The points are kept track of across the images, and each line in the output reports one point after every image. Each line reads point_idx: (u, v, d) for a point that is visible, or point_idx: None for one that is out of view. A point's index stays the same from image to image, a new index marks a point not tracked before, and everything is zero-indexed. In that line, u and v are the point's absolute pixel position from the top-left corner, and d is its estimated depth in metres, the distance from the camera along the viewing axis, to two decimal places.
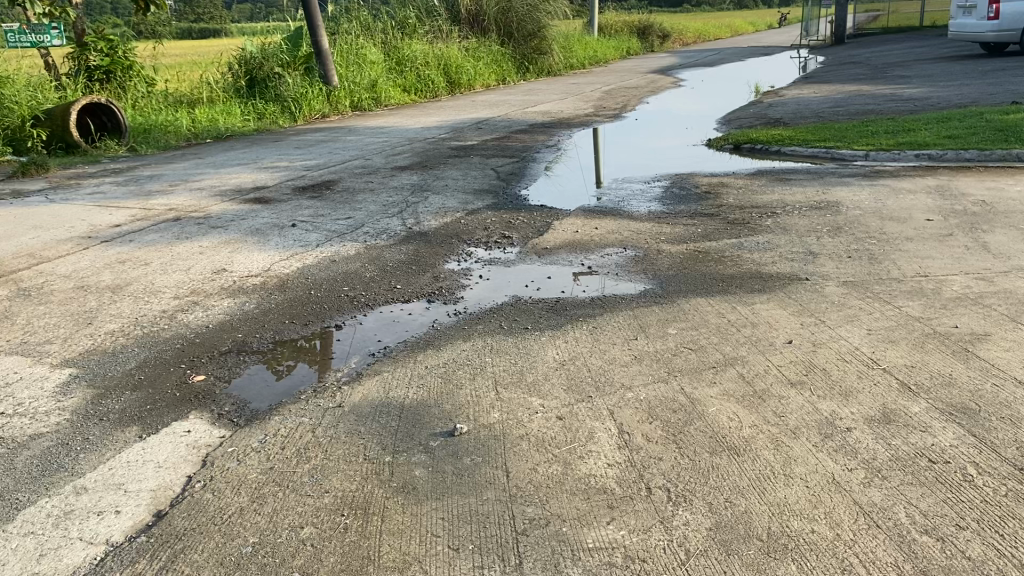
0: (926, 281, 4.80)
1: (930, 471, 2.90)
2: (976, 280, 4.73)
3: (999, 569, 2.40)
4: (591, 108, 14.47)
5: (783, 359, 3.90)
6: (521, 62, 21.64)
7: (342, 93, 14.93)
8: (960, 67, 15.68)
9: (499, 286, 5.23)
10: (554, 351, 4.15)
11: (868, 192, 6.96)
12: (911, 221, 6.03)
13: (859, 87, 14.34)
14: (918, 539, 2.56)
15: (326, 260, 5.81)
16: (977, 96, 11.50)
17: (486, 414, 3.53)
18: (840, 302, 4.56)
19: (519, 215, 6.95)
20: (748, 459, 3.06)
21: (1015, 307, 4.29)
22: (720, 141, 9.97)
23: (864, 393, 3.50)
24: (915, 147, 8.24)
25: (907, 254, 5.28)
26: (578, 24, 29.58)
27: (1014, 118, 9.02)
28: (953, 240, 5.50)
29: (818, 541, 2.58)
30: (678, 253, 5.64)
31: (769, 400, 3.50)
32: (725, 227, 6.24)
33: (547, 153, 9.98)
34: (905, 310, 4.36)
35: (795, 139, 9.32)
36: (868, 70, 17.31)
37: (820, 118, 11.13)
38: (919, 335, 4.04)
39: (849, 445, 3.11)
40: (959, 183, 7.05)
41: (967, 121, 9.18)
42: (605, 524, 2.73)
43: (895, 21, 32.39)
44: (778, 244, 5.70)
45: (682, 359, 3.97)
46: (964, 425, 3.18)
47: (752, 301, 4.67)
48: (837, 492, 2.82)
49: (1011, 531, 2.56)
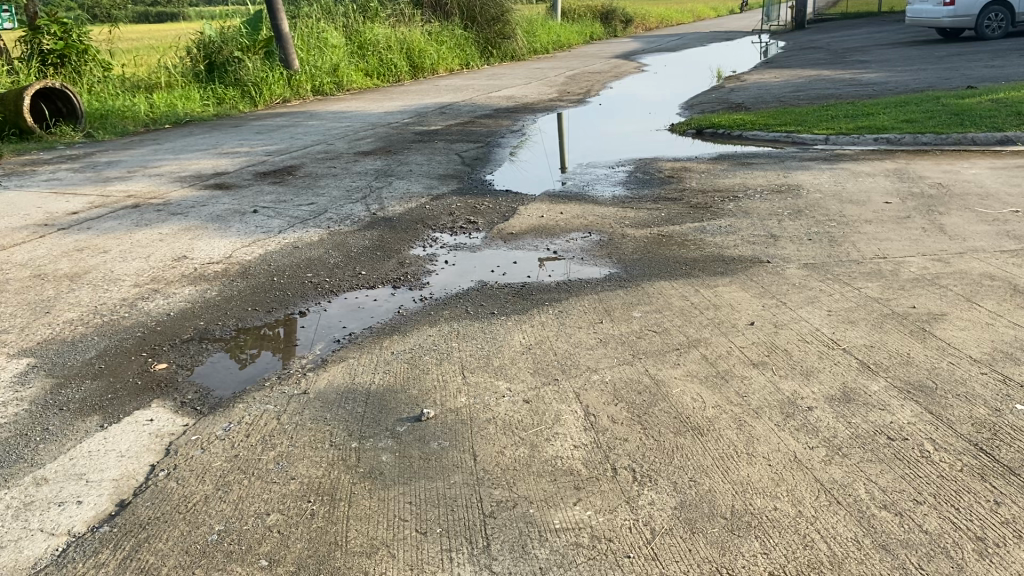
0: (884, 262, 4.88)
1: (889, 449, 2.97)
2: (932, 261, 4.81)
3: (955, 542, 2.46)
4: (556, 93, 14.47)
5: (745, 341, 3.94)
6: (484, 46, 21.53)
7: (303, 78, 14.78)
8: (915, 53, 15.92)
9: (465, 271, 5.23)
10: (521, 335, 4.16)
11: (828, 176, 7.06)
12: (869, 204, 6.13)
13: (819, 71, 14.50)
14: (877, 514, 2.61)
15: (289, 246, 5.76)
16: (934, 81, 11.69)
17: (453, 399, 3.53)
18: (801, 284, 4.62)
19: (484, 200, 6.93)
20: (712, 439, 3.10)
21: (970, 287, 4.39)
22: (683, 125, 10.01)
23: (824, 372, 3.56)
24: (874, 131, 8.35)
25: (867, 237, 5.36)
26: (540, 8, 29.47)
27: (970, 102, 9.19)
28: (911, 222, 5.60)
29: (781, 518, 2.62)
30: (642, 237, 5.68)
31: (732, 380, 3.55)
32: (688, 211, 6.29)
33: (512, 138, 9.96)
34: (865, 292, 4.43)
35: (756, 123, 9.41)
36: (826, 56, 17.51)
37: (782, 102, 11.25)
38: (878, 315, 4.12)
39: (810, 423, 3.16)
40: (916, 167, 7.17)
41: (924, 105, 9.33)
42: (571, 505, 2.75)
43: (853, 7, 32.82)
44: (740, 228, 5.76)
45: (646, 342, 4.00)
46: (921, 403, 3.25)
47: (715, 284, 4.72)
48: (799, 470, 2.87)
49: (966, 506, 2.62)
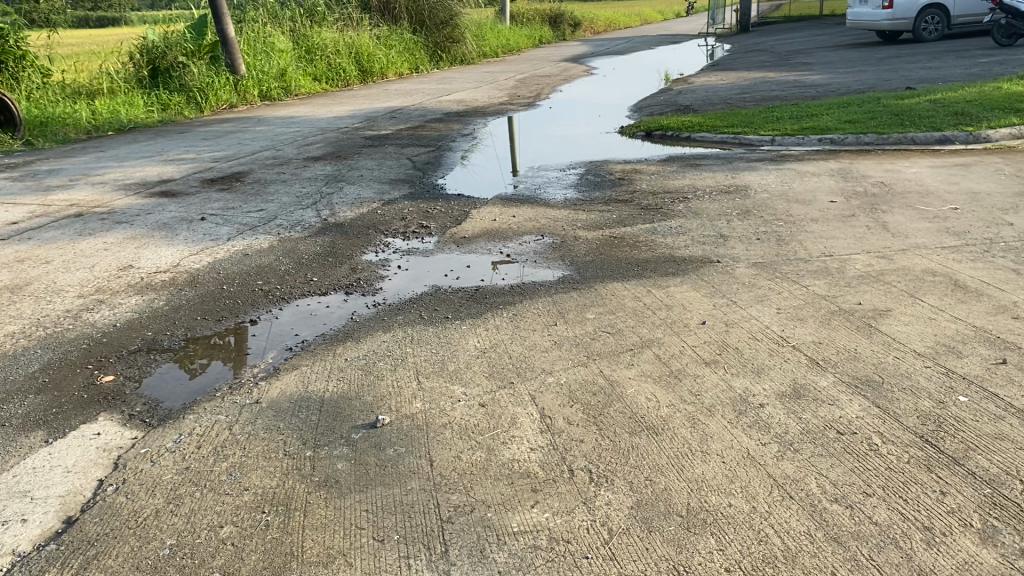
0: (830, 260, 4.99)
1: (839, 443, 3.03)
2: (877, 258, 4.93)
3: (905, 533, 2.52)
4: (506, 96, 14.51)
5: (697, 339, 3.99)
6: (433, 50, 21.49)
7: (250, 83, 14.59)
8: (855, 56, 16.28)
9: (419, 276, 5.21)
10: (475, 339, 4.15)
11: (774, 176, 7.19)
12: (815, 203, 6.25)
13: (764, 73, 14.78)
14: (829, 508, 2.66)
15: (238, 253, 5.68)
16: (875, 82, 11.99)
17: (408, 405, 3.51)
18: (750, 283, 4.69)
19: (436, 204, 6.92)
20: (666, 438, 3.13)
21: (914, 283, 4.50)
22: (632, 128, 10.10)
23: (775, 369, 3.62)
24: (817, 132, 8.52)
25: (813, 235, 5.47)
26: (489, 13, 29.53)
27: (909, 102, 9.43)
28: (855, 220, 5.73)
29: (735, 514, 2.66)
30: (595, 239, 5.71)
31: (685, 379, 3.59)
32: (639, 213, 6.35)
33: (462, 142, 9.95)
34: (812, 289, 4.52)
35: (704, 125, 9.54)
36: (770, 59, 17.82)
37: (728, 104, 11.44)
38: (825, 312, 4.20)
39: (762, 420, 3.21)
40: (859, 166, 7.33)
41: (865, 106, 9.56)
42: (529, 508, 2.76)
43: (796, 10, 33.50)
44: (690, 228, 5.83)
45: (600, 342, 4.03)
46: (869, 397, 3.32)
47: (667, 284, 4.77)
48: (752, 466, 2.91)
49: (914, 496, 2.69)
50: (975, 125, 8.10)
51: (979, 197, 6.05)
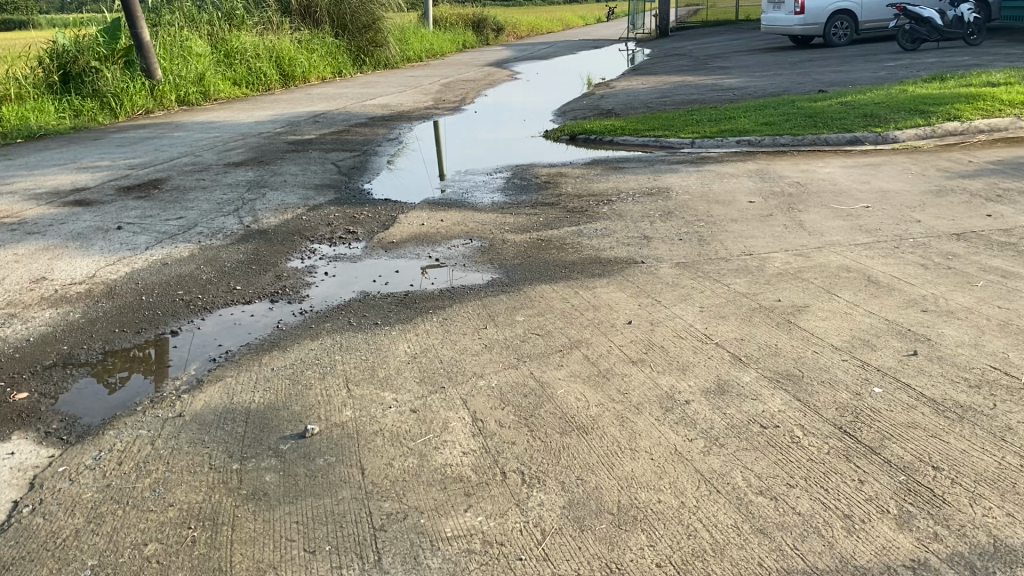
0: (750, 258, 5.12)
1: (762, 436, 3.11)
2: (794, 256, 5.08)
3: (827, 522, 2.60)
4: (431, 101, 14.47)
5: (625, 339, 4.06)
6: (356, 54, 21.30)
7: (166, 88, 14.22)
8: (770, 60, 16.76)
9: (346, 282, 5.16)
10: (405, 345, 4.13)
11: (695, 177, 7.35)
12: (734, 203, 6.42)
13: (683, 77, 15.09)
14: (754, 500, 2.73)
15: (158, 262, 5.53)
16: (789, 85, 12.37)
17: (337, 413, 3.47)
18: (674, 282, 4.79)
19: (362, 209, 6.86)
20: (596, 437, 3.18)
21: (829, 279, 4.65)
22: (556, 131, 10.19)
23: (700, 366, 3.71)
24: (736, 134, 8.75)
25: (733, 235, 5.61)
26: (412, 17, 29.41)
27: (822, 105, 9.76)
28: (773, 219, 5.90)
29: (665, 510, 2.71)
30: (522, 242, 5.75)
31: (614, 378, 3.64)
32: (566, 215, 6.41)
33: (387, 146, 9.89)
34: (733, 287, 4.64)
35: (627, 128, 9.69)
36: (688, 63, 18.20)
37: (650, 108, 11.65)
38: (746, 309, 4.31)
39: (688, 416, 3.28)
40: (776, 167, 7.55)
41: (781, 108, 9.86)
42: (463, 512, 2.76)
43: (712, 15, 34.33)
44: (615, 230, 5.92)
45: (530, 344, 4.06)
46: (790, 391, 3.42)
47: (594, 285, 4.84)
48: (680, 462, 2.97)
49: (834, 486, 2.78)
50: (884, 126, 8.42)
51: (888, 195, 6.30)
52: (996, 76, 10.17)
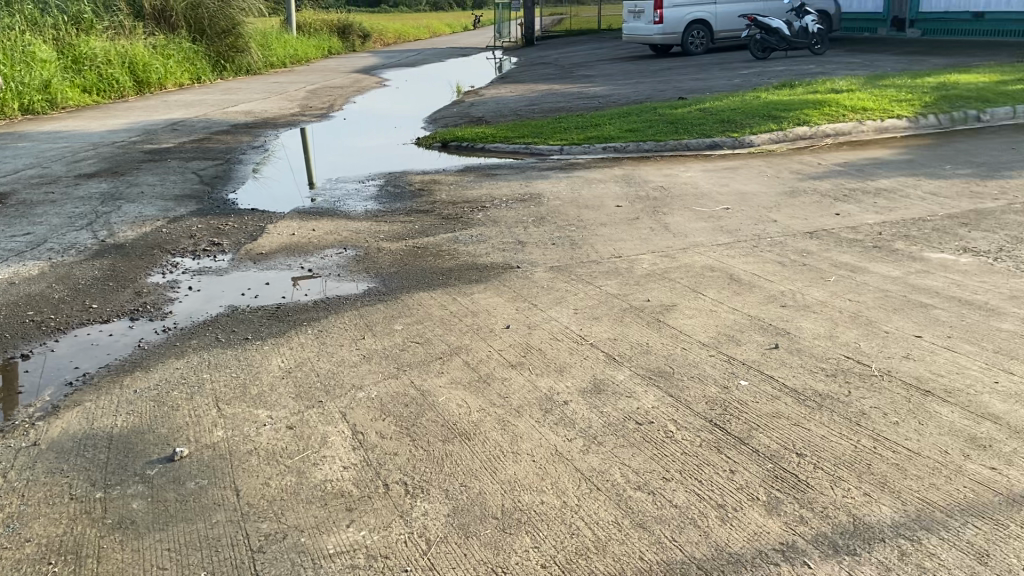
0: (621, 261, 5.26)
1: (639, 432, 3.17)
2: (662, 257, 5.25)
3: (701, 512, 2.63)
4: (297, 108, 14.14)
5: (503, 343, 4.08)
6: (216, 60, 20.58)
7: (7, 96, 13.32)
8: (632, 68, 17.29)
9: (213, 296, 4.96)
10: (279, 360, 4.01)
11: (565, 183, 7.49)
12: (604, 208, 6.58)
13: (550, 85, 15.37)
14: (632, 495, 2.77)
15: (3, 282, 5.16)
16: (651, 93, 12.80)
17: (208, 433, 3.33)
18: (549, 286, 4.85)
19: (227, 220, 6.63)
20: (478, 442, 3.18)
21: (695, 279, 4.82)
22: (427, 139, 10.17)
23: (577, 366, 3.77)
24: (602, 140, 8.97)
25: (604, 238, 5.75)
26: (274, 22, 28.68)
27: (682, 111, 10.15)
28: (641, 223, 6.08)
29: (548, 511, 2.73)
30: (397, 250, 5.69)
31: (493, 383, 3.66)
32: (440, 222, 6.40)
33: (253, 155, 9.60)
34: (606, 289, 4.74)
35: (497, 135, 9.78)
36: (554, 71, 18.55)
37: (518, 115, 11.80)
38: (619, 310, 4.42)
39: (568, 417, 3.32)
40: (641, 172, 7.79)
41: (644, 115, 10.18)
42: (345, 527, 2.70)
43: (576, 24, 35.12)
44: (489, 236, 5.95)
45: (409, 353, 4.02)
46: (663, 387, 3.51)
47: (470, 291, 4.84)
48: (561, 462, 3.00)
49: (707, 476, 2.82)
50: (739, 131, 8.82)
51: (746, 197, 6.61)
52: (838, 83, 10.84)
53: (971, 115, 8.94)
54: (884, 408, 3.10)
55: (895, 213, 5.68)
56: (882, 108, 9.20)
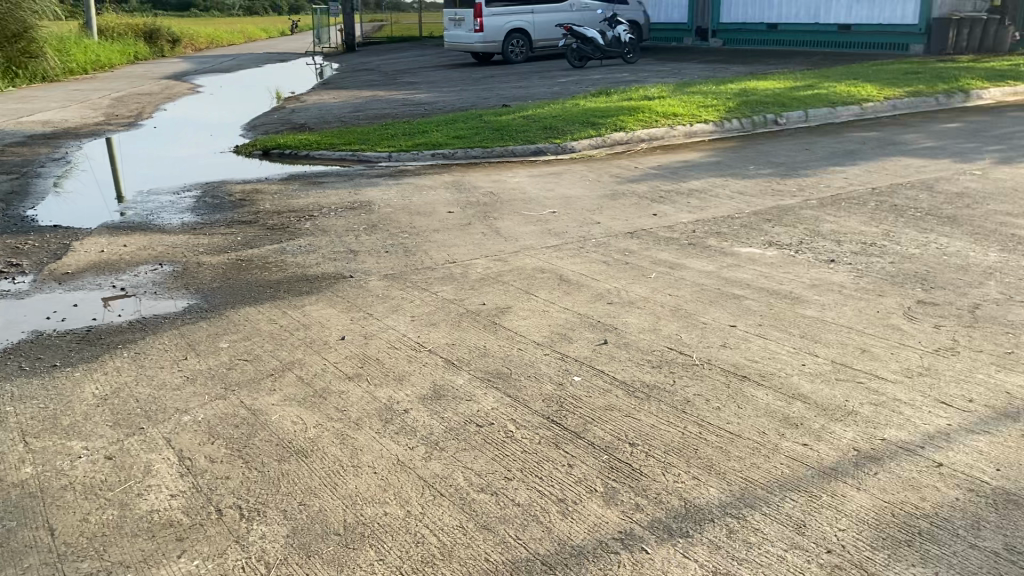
0: (453, 266, 5.27)
1: (479, 435, 3.15)
2: (494, 261, 5.30)
3: (543, 508, 2.64)
4: (101, 116, 13.25)
5: (338, 355, 3.99)
6: (6, 66, 18.95)
7: None
8: (455, 75, 17.42)
9: (13, 321, 4.55)
10: (93, 387, 3.73)
11: (394, 190, 7.43)
12: (434, 214, 6.58)
13: (374, 92, 15.23)
14: (476, 498, 2.75)
15: None
16: (475, 100, 12.95)
17: (15, 472, 3.05)
18: (382, 295, 4.79)
19: (26, 239, 6.10)
20: (316, 459, 3.08)
21: (527, 280, 4.89)
22: (248, 147, 9.80)
23: (415, 374, 3.72)
24: (430, 147, 8.98)
25: (436, 244, 5.74)
26: (71, 26, 26.75)
27: (506, 118, 10.33)
28: (471, 228, 6.13)
29: (392, 521, 2.67)
30: (220, 264, 5.44)
31: (330, 397, 3.56)
32: (265, 233, 6.18)
33: (53, 167, 8.90)
34: (440, 295, 4.73)
35: (322, 143, 9.57)
36: (377, 78, 18.39)
37: (343, 122, 11.61)
38: (454, 315, 4.41)
39: (408, 425, 3.27)
40: (469, 178, 7.86)
41: (470, 122, 10.28)
42: (176, 559, 2.54)
43: (397, 31, 35.01)
44: (318, 246, 5.81)
45: (238, 372, 3.85)
46: (501, 388, 3.50)
47: (301, 303, 4.70)
48: (403, 471, 2.95)
49: (548, 472, 2.84)
50: (561, 137, 9.08)
51: (571, 200, 6.81)
52: (651, 90, 11.39)
53: (770, 118, 9.64)
54: (706, 394, 3.28)
55: (707, 212, 6.03)
56: (691, 113, 9.76)
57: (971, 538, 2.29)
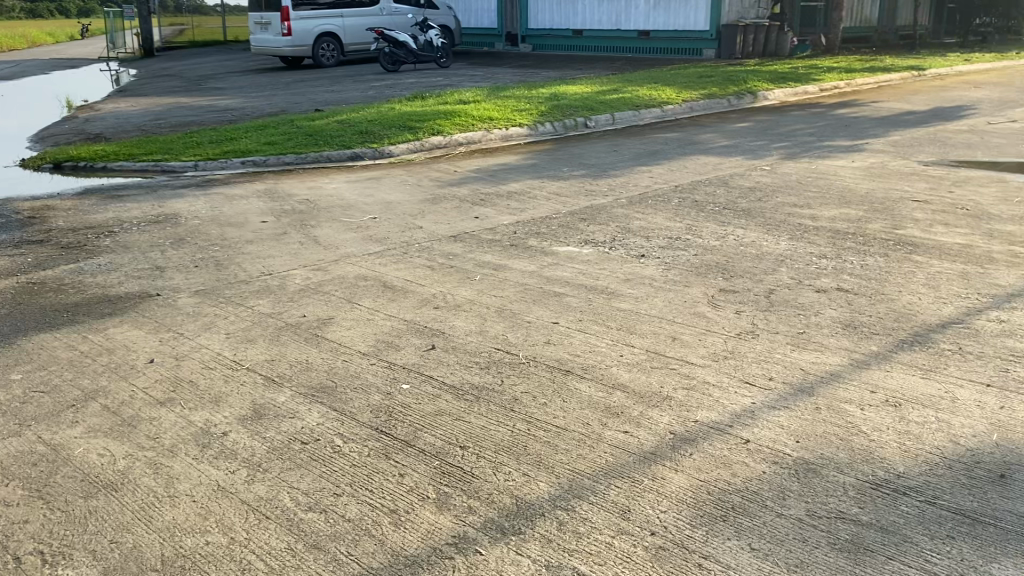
0: (271, 278, 5.08)
1: (305, 452, 3.00)
2: (313, 271, 5.16)
3: (374, 520, 2.56)
4: None
5: (147, 380, 3.73)
6: None
7: None
8: (264, 81, 16.86)
9: None
10: None
11: (203, 201, 7.07)
12: (247, 224, 6.32)
13: (176, 99, 14.47)
14: (304, 517, 2.62)
15: None
16: (286, 105, 12.59)
17: None
18: (195, 312, 4.55)
19: None
20: (127, 492, 2.86)
21: (349, 289, 4.77)
22: (35, 159, 9.03)
23: (233, 395, 3.52)
24: (240, 155, 8.62)
25: (250, 257, 5.52)
26: None
27: (320, 123, 10.09)
28: (288, 237, 5.94)
29: (215, 550, 2.50)
30: (8, 288, 4.98)
31: (140, 425, 3.32)
32: (59, 253, 5.71)
33: None
34: (258, 309, 4.54)
35: (120, 153, 8.97)
36: (180, 84, 17.48)
37: (143, 131, 10.94)
38: (273, 329, 4.23)
39: (228, 448, 3.09)
40: (284, 186, 7.61)
41: (282, 128, 9.97)
42: None
43: (199, 35, 33.48)
44: (121, 263, 5.44)
45: (33, 406, 3.52)
46: (326, 403, 3.35)
47: (103, 327, 4.38)
48: (224, 497, 2.77)
49: (378, 484, 2.75)
50: (378, 141, 8.99)
51: (391, 205, 6.75)
52: (465, 95, 11.49)
53: (580, 121, 10.00)
54: (533, 391, 3.25)
55: (525, 213, 6.14)
56: (505, 116, 9.94)
57: (777, 507, 2.46)
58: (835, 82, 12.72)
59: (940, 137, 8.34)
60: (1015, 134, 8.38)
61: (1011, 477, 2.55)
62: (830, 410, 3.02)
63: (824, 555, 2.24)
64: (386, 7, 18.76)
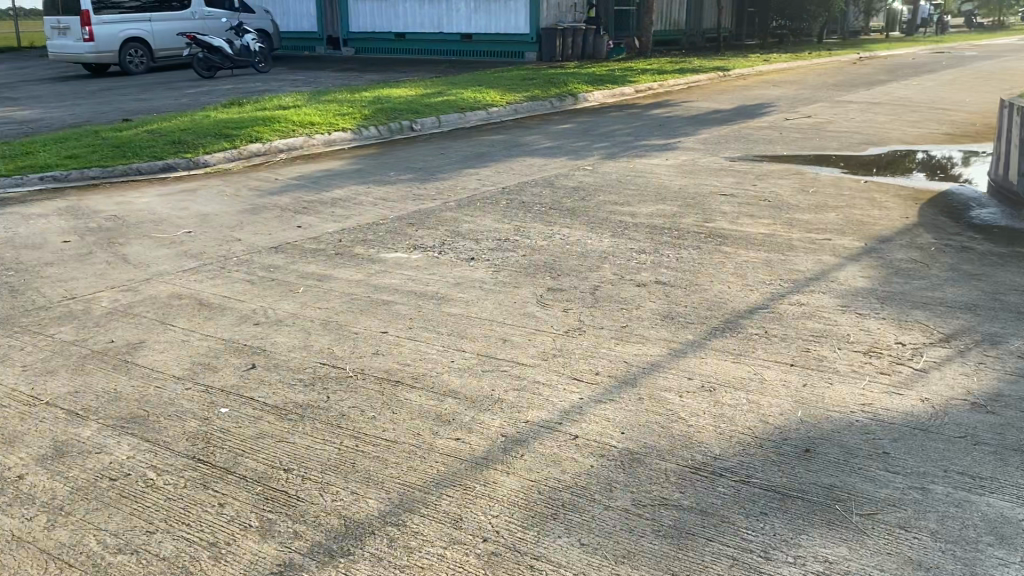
0: (74, 302, 4.69)
1: (113, 490, 2.76)
2: (122, 293, 4.81)
3: (192, 557, 2.38)
4: None
5: None
6: None
7: None
8: (64, 90, 15.67)
9: None
10: None
11: None
12: (47, 246, 5.82)
13: None
14: (112, 562, 2.39)
15: None
16: (90, 116, 11.75)
17: None
18: None
19: None
20: None
21: (162, 310, 4.48)
22: None
23: (30, 435, 3.17)
24: (37, 170, 7.93)
25: (50, 280, 5.08)
26: None
27: (128, 133, 9.48)
28: (94, 258, 5.52)
29: None
30: None
31: None
32: None
33: None
34: (59, 337, 4.17)
35: None
36: None
37: None
38: (76, 359, 3.88)
39: (23, 494, 2.77)
40: (88, 202, 7.08)
41: (84, 140, 9.28)
42: None
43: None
44: None
45: None
46: (138, 435, 3.11)
47: None
48: (19, 547, 2.48)
49: (196, 518, 2.57)
50: (192, 151, 8.56)
51: (208, 218, 6.42)
52: (285, 100, 11.14)
53: (405, 125, 9.94)
54: (360, 405, 3.15)
55: (351, 220, 6.01)
56: (327, 122, 9.73)
57: (604, 500, 2.50)
58: (650, 83, 13.31)
59: (745, 133, 8.89)
60: (810, 129, 9.06)
61: (815, 451, 2.72)
62: (652, 400, 3.11)
63: (649, 543, 2.30)
64: (198, 11, 18.04)
